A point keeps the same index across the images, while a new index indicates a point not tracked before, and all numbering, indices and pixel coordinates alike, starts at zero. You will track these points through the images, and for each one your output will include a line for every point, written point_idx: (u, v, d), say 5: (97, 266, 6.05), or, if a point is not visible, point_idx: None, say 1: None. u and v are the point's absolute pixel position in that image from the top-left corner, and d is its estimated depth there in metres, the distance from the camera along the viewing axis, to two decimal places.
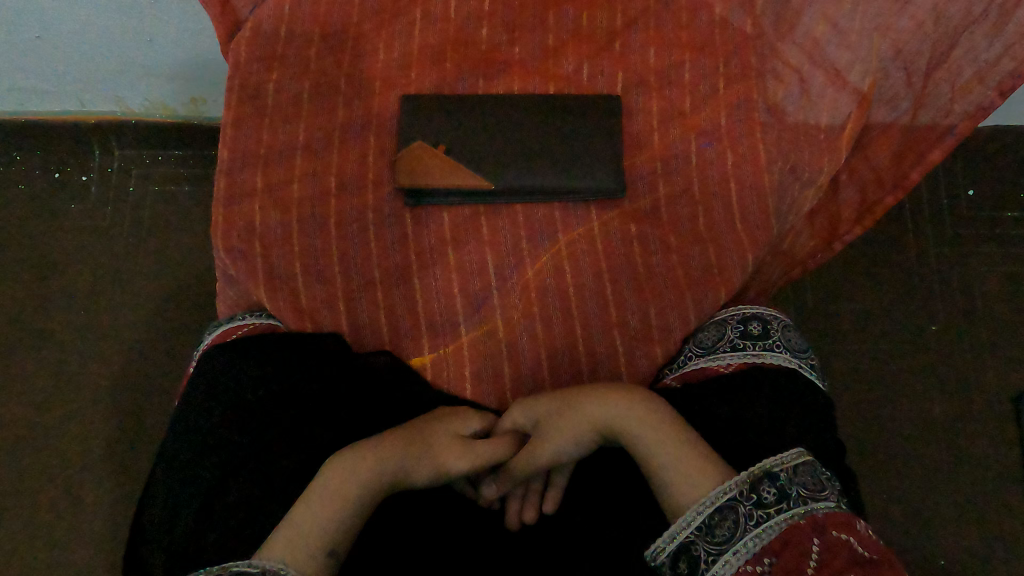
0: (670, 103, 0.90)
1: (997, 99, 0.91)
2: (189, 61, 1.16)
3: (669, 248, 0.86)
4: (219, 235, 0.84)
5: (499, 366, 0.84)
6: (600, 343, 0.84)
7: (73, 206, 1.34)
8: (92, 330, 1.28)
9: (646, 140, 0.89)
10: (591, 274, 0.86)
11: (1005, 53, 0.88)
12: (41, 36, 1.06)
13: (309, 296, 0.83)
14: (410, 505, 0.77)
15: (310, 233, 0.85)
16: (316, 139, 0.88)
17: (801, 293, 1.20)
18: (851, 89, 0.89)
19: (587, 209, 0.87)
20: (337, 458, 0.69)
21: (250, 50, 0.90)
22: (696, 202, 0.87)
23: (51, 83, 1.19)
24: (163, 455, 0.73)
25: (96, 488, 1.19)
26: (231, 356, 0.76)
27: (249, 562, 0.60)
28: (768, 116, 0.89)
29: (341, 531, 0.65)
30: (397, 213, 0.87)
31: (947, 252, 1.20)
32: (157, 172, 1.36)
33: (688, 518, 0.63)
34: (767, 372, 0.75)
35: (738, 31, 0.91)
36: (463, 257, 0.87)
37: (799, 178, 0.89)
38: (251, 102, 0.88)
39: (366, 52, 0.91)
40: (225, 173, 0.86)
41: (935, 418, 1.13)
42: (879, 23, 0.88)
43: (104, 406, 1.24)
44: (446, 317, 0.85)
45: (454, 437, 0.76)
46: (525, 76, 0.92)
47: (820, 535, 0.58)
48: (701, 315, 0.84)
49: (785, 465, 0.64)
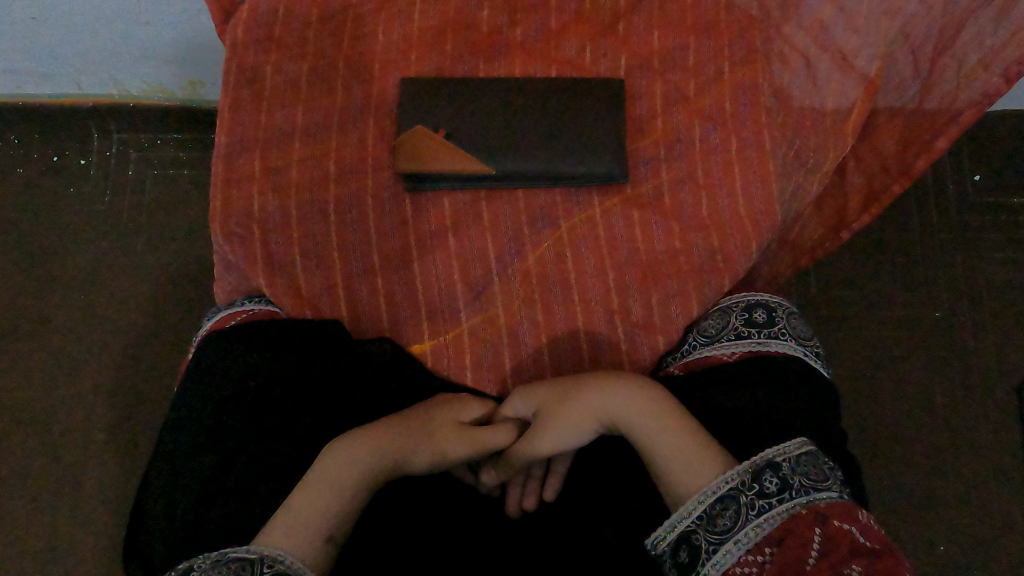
0: (709, 81, 0.81)
1: (1003, 86, 0.81)
2: (187, 39, 1.03)
3: (700, 237, 0.77)
4: (217, 218, 0.75)
5: (499, 354, 0.76)
6: (602, 333, 0.76)
7: (72, 192, 1.20)
8: (78, 333, 1.14)
9: (681, 116, 0.80)
10: (622, 265, 0.77)
11: (1010, 40, 0.78)
12: (36, 17, 0.95)
13: (309, 282, 0.74)
14: (405, 492, 0.69)
15: (310, 218, 0.75)
16: (314, 121, 0.78)
17: (807, 275, 1.18)
18: (858, 75, 0.79)
19: (614, 193, 0.79)
20: (334, 446, 0.63)
21: (249, 30, 0.80)
22: (727, 185, 0.78)
23: (42, 63, 1.06)
24: (161, 440, 0.67)
25: (56, 494, 1.06)
26: (226, 337, 0.69)
27: (248, 548, 0.54)
28: (798, 95, 0.80)
29: (338, 513, 0.59)
30: (396, 199, 0.78)
31: (954, 237, 1.19)
32: (160, 156, 1.23)
33: (688, 507, 0.58)
34: (776, 362, 0.67)
35: (778, 10, 0.82)
36: (468, 244, 0.78)
37: (804, 164, 0.81)
38: (248, 83, 0.79)
39: (367, 33, 0.82)
40: (224, 157, 0.77)
41: (936, 404, 1.11)
42: (886, 8, 0.77)
43: (78, 402, 1.11)
44: (447, 303, 0.77)
45: (452, 425, 0.69)
46: (556, 45, 0.83)
47: (822, 526, 0.53)
48: (704, 302, 0.76)
49: (787, 455, 0.58)
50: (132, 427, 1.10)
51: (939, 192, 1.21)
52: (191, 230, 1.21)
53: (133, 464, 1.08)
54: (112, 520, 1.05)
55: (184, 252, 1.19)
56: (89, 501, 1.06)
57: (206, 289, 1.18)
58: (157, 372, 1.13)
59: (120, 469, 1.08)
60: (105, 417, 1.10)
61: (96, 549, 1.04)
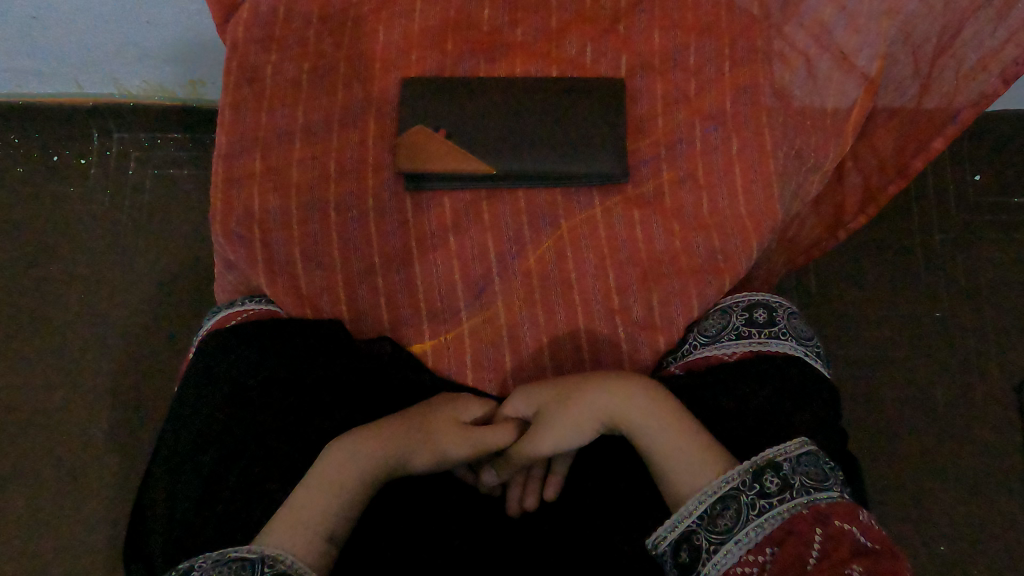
0: (710, 81, 0.81)
1: (1001, 87, 0.81)
2: (188, 39, 1.04)
3: (700, 237, 0.77)
4: (217, 218, 0.75)
5: (500, 354, 0.76)
6: (602, 332, 0.76)
7: (72, 192, 1.20)
8: (78, 332, 1.14)
9: (681, 116, 0.80)
10: (622, 265, 0.77)
11: (1008, 41, 0.78)
12: (37, 17, 0.95)
13: (309, 282, 0.74)
14: (405, 492, 0.69)
15: (310, 218, 0.75)
16: (315, 121, 0.78)
17: (807, 275, 1.18)
18: (859, 74, 0.78)
19: (615, 192, 0.79)
20: (335, 446, 0.63)
21: (250, 29, 0.80)
22: (728, 184, 0.78)
23: (44, 63, 1.06)
24: (161, 440, 0.67)
25: (57, 494, 1.06)
26: (227, 337, 0.69)
27: (248, 548, 0.54)
28: (799, 94, 0.81)
29: (339, 513, 0.59)
30: (397, 198, 0.78)
31: (954, 236, 1.19)
32: (160, 156, 1.23)
33: (689, 506, 0.58)
34: (777, 363, 0.67)
35: (778, 10, 0.82)
36: (468, 244, 0.78)
37: (805, 164, 0.81)
38: (248, 83, 0.79)
39: (367, 33, 0.82)
40: (225, 157, 0.76)
41: (936, 403, 1.11)
42: (886, 8, 0.76)
43: (79, 402, 1.11)
44: (448, 303, 0.77)
45: (454, 425, 0.69)
46: (556, 45, 0.83)
47: (822, 526, 0.53)
48: (705, 302, 0.76)
49: (788, 455, 0.58)
50: (132, 426, 1.10)
51: (938, 192, 1.21)
52: (192, 229, 1.20)
53: (133, 463, 1.08)
54: (113, 520, 1.05)
55: (184, 251, 1.19)
56: (89, 499, 1.06)
57: (206, 288, 1.18)
58: (157, 371, 1.13)
59: (120, 468, 1.08)
60: (105, 416, 1.10)
61: (96, 549, 1.04)
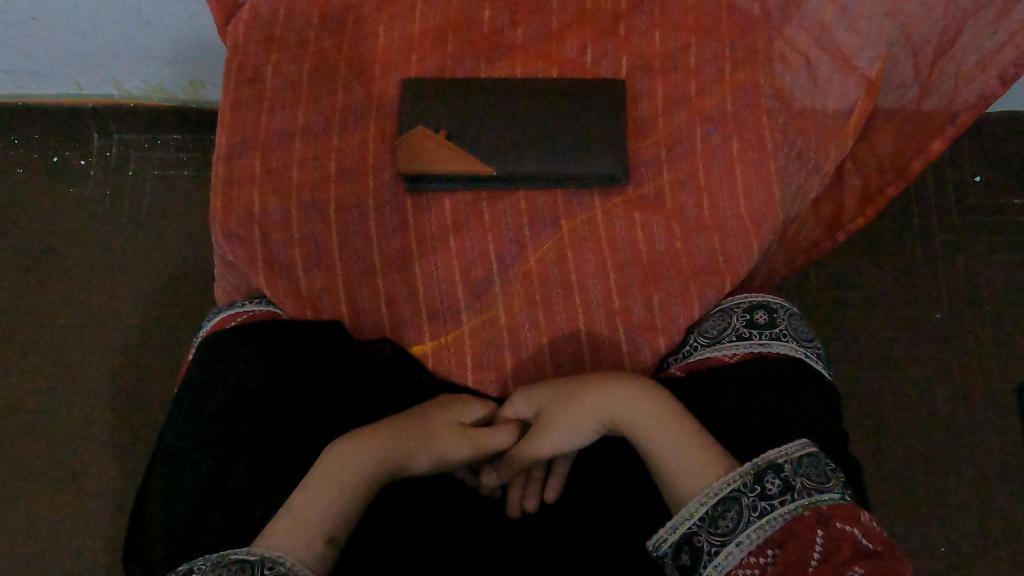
0: (710, 82, 0.81)
1: (1000, 88, 0.81)
2: (187, 39, 1.03)
3: (701, 238, 0.77)
4: (217, 219, 0.74)
5: (500, 355, 0.76)
6: (603, 334, 0.76)
7: (72, 193, 1.20)
8: (78, 333, 1.14)
9: (682, 117, 0.80)
10: (623, 266, 0.77)
11: (1008, 42, 0.78)
12: (37, 17, 0.95)
13: (309, 283, 0.74)
14: (405, 493, 0.69)
15: (310, 219, 0.75)
16: (315, 122, 0.78)
17: (807, 276, 1.18)
18: (860, 75, 0.79)
19: (615, 193, 0.79)
20: (335, 447, 0.63)
21: (250, 30, 0.80)
22: (728, 185, 0.78)
23: (44, 63, 1.06)
24: (160, 441, 0.66)
25: (55, 495, 1.06)
26: (227, 338, 0.69)
27: (248, 550, 0.54)
28: (799, 95, 0.81)
29: (339, 514, 0.59)
30: (397, 199, 0.78)
31: (954, 238, 1.19)
32: (160, 157, 1.23)
33: (690, 508, 0.58)
34: (778, 364, 0.67)
35: (779, 10, 0.82)
36: (469, 245, 0.78)
37: (805, 165, 0.81)
38: (249, 84, 0.78)
39: (368, 34, 0.82)
40: (225, 157, 0.76)
41: (937, 404, 1.11)
42: (888, 8, 0.76)
43: (78, 403, 1.10)
44: (448, 304, 0.77)
45: (454, 426, 0.69)
46: (557, 46, 0.83)
47: (824, 527, 0.53)
48: (706, 303, 0.76)
49: (790, 456, 0.58)
50: (131, 427, 1.10)
51: (939, 193, 1.21)
52: (192, 230, 1.20)
53: (133, 464, 1.08)
54: (113, 521, 1.05)
55: (184, 252, 1.19)
56: (89, 500, 1.06)
57: (206, 289, 1.18)
58: (157, 372, 1.13)
59: (119, 469, 1.08)
60: (105, 417, 1.10)
61: (96, 550, 1.04)
